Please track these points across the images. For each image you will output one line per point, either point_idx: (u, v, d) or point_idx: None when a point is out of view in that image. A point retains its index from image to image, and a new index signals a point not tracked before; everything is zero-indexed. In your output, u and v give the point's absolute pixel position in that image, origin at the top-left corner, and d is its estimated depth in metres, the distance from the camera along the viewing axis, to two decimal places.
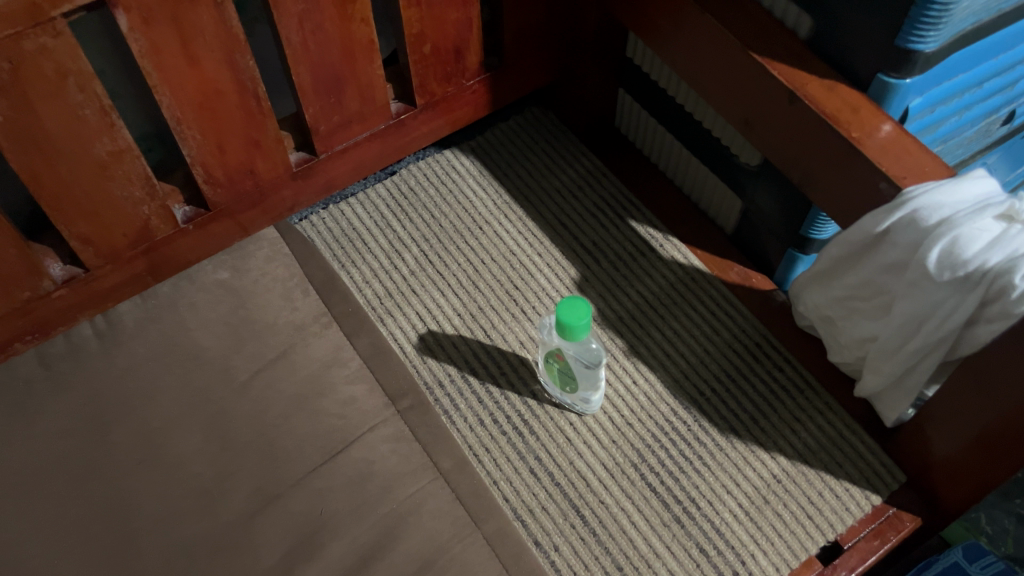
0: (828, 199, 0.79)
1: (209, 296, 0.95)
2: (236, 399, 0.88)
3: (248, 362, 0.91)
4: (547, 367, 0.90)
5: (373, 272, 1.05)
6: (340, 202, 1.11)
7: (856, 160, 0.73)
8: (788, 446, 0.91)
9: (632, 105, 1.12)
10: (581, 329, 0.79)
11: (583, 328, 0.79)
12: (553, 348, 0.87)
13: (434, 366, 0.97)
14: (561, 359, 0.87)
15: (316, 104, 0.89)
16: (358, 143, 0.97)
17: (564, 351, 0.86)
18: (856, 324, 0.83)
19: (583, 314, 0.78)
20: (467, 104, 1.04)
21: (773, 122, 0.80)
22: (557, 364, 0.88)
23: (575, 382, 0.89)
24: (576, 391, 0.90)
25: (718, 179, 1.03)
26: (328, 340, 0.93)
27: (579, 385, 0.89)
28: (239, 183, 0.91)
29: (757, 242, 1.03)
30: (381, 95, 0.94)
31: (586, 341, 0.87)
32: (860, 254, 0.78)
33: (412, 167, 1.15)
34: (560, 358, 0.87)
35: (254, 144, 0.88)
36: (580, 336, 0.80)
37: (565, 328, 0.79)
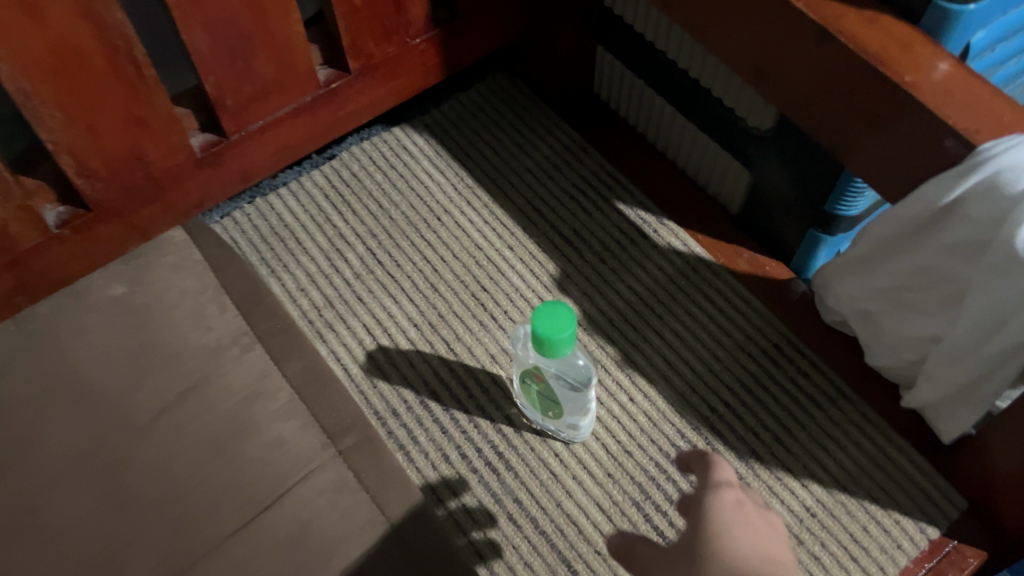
0: (871, 163, 0.62)
1: (101, 317, 0.76)
2: (135, 446, 0.69)
3: (151, 399, 0.72)
4: (524, 388, 0.73)
5: (311, 278, 0.87)
6: (268, 193, 0.93)
7: (912, 112, 0.56)
8: (822, 470, 0.74)
9: (613, 64, 0.94)
10: (564, 343, 0.61)
11: (568, 341, 0.61)
12: (530, 366, 0.70)
13: (387, 392, 0.80)
14: (542, 380, 0.69)
15: (217, 72, 0.70)
16: (279, 120, 0.79)
17: (544, 369, 0.69)
18: (905, 321, 0.66)
19: (568, 323, 0.61)
20: (413, 68, 0.85)
21: (795, 70, 0.63)
22: (538, 387, 0.70)
23: (559, 406, 0.71)
24: (560, 416, 0.73)
25: (719, 147, 0.86)
26: (251, 366, 0.74)
27: (563, 410, 0.72)
28: (125, 175, 0.72)
29: (769, 221, 0.86)
30: (304, 59, 0.75)
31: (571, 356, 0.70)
32: (914, 234, 0.61)
33: (355, 149, 0.96)
34: (540, 379, 0.69)
35: (140, 124, 0.69)
36: (564, 351, 0.62)
37: (543, 344, 0.61)
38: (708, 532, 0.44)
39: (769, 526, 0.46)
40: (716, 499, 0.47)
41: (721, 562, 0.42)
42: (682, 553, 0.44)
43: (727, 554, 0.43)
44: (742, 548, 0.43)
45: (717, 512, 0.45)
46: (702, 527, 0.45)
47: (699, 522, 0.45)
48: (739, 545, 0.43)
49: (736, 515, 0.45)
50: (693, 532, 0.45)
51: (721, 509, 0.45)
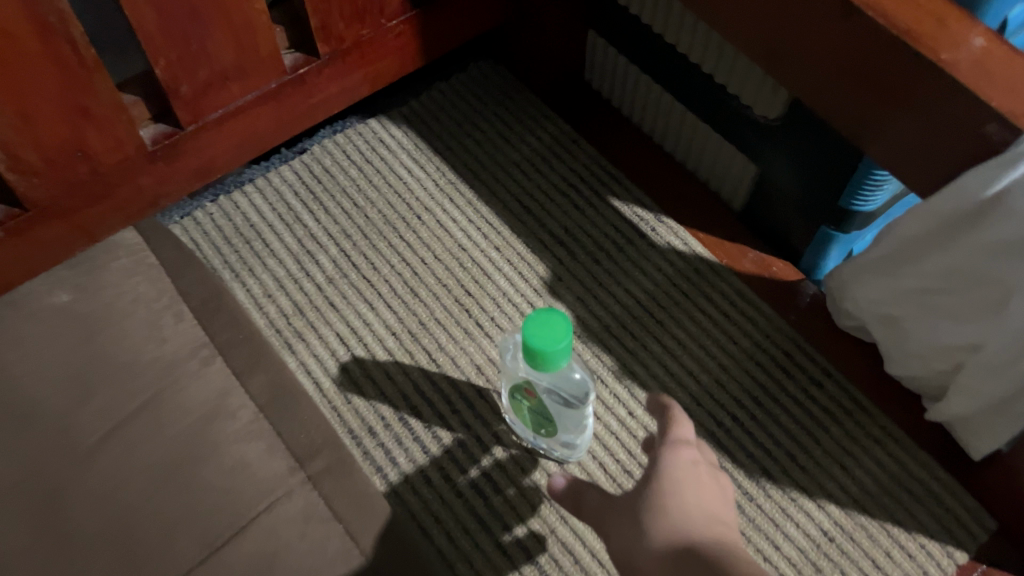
0: (901, 151, 0.55)
1: (43, 325, 0.66)
2: (78, 474, 0.60)
3: (96, 419, 0.62)
4: (514, 401, 0.66)
5: (278, 283, 0.80)
6: (233, 191, 0.85)
7: (951, 94, 0.49)
8: (839, 489, 0.68)
9: (607, 50, 0.87)
10: (561, 355, 0.54)
11: (563, 352, 0.54)
12: (521, 380, 0.62)
13: (363, 408, 0.73)
14: (535, 396, 0.62)
15: (169, 54, 0.62)
16: (241, 109, 0.71)
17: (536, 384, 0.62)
18: (935, 328, 0.61)
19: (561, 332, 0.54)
20: (389, 53, 0.78)
21: (816, 48, 0.56)
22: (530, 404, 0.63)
23: (553, 424, 0.65)
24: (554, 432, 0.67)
25: (722, 138, 0.79)
26: (210, 381, 0.66)
27: (557, 427, 0.65)
28: (66, 169, 0.64)
29: (775, 217, 0.80)
30: (267, 41, 0.67)
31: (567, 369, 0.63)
32: (950, 231, 0.56)
33: (327, 142, 0.89)
34: (532, 395, 0.62)
35: (80, 112, 0.62)
36: (560, 364, 0.55)
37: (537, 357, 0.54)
38: (660, 485, 0.49)
39: (716, 482, 0.51)
40: (673, 455, 0.52)
41: (669, 513, 0.47)
42: (636, 507, 0.49)
43: (675, 507, 0.48)
44: (687, 501, 0.48)
45: (670, 466, 0.51)
46: (656, 484, 0.50)
47: (655, 478, 0.50)
48: (687, 501, 0.48)
49: (689, 471, 0.50)
50: (649, 489, 0.50)
51: (676, 466, 0.51)
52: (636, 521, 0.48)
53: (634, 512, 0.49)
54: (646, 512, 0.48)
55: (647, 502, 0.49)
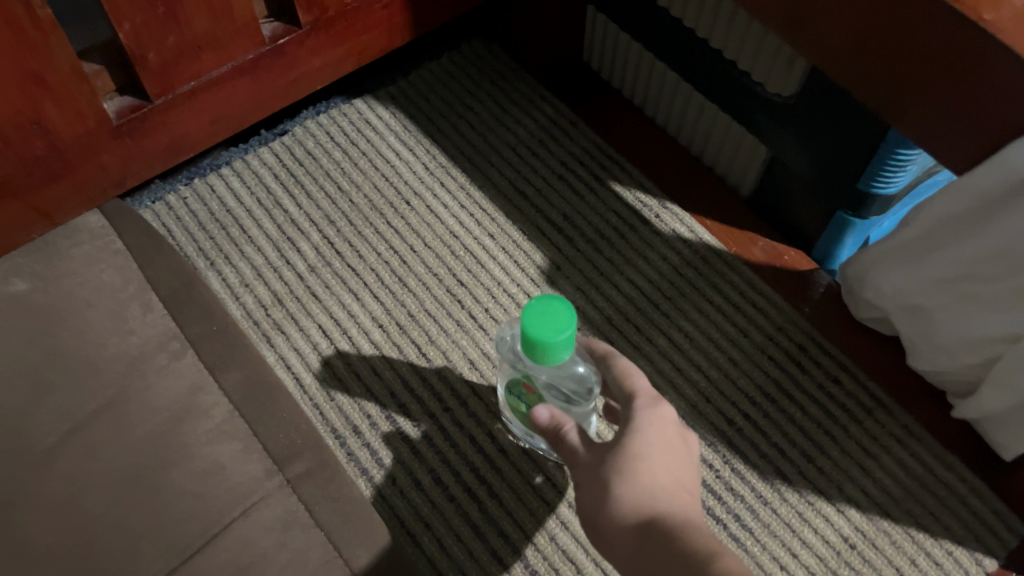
0: (933, 123, 0.51)
1: None
2: (30, 480, 0.54)
3: (52, 418, 0.56)
4: (510, 396, 0.59)
5: (256, 272, 0.74)
6: (209, 174, 0.80)
7: (995, 58, 0.45)
8: (859, 492, 0.63)
9: (606, 27, 0.82)
10: (563, 347, 0.49)
11: (567, 342, 0.49)
12: (520, 375, 0.56)
13: (347, 405, 0.68)
14: (535, 392, 0.56)
15: (134, 17, 0.57)
16: (215, 82, 0.66)
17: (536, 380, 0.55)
18: (967, 318, 0.56)
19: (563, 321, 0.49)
20: (376, 24, 0.72)
21: (840, 13, 0.52)
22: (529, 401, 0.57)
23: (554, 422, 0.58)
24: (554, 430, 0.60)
25: (731, 119, 0.75)
26: (180, 377, 0.61)
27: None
28: (21, 145, 0.59)
29: (788, 203, 0.75)
30: (243, 8, 0.62)
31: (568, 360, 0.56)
32: (987, 211, 0.52)
33: (310, 123, 0.83)
34: (532, 391, 0.56)
35: (36, 80, 0.56)
36: (563, 356, 0.50)
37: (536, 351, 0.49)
38: (634, 446, 0.45)
39: (686, 443, 0.47)
40: (648, 412, 0.47)
41: (639, 480, 0.43)
42: (601, 466, 0.45)
43: (646, 474, 0.44)
44: (658, 468, 0.44)
45: (646, 426, 0.46)
46: (629, 442, 0.45)
47: (629, 431, 0.46)
48: (658, 467, 0.44)
49: (665, 432, 0.46)
50: (623, 443, 0.45)
51: (653, 426, 0.46)
52: (602, 483, 0.44)
53: (599, 470, 0.45)
54: (614, 470, 0.44)
55: (617, 461, 0.44)
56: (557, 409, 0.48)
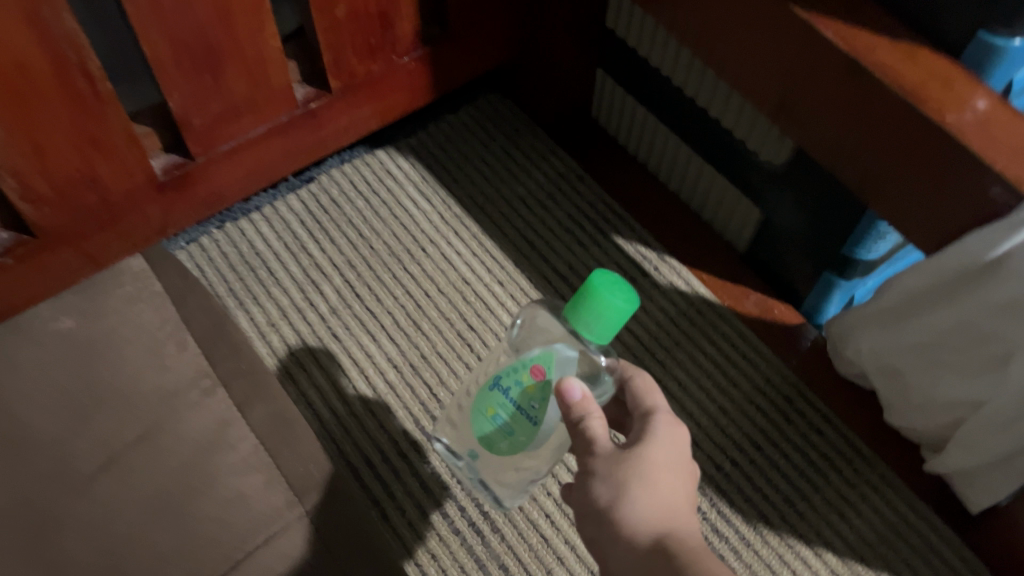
0: (906, 203, 0.55)
1: (43, 353, 0.65)
2: (71, 506, 0.59)
3: (94, 447, 0.62)
4: (492, 391, 0.49)
5: (282, 312, 0.80)
6: (239, 217, 0.85)
7: (952, 154, 0.50)
8: (836, 537, 0.68)
9: (614, 89, 0.88)
10: (609, 317, 0.44)
11: (613, 321, 0.44)
12: (529, 357, 0.47)
13: (363, 441, 0.73)
14: (541, 382, 0.47)
15: (182, 87, 0.63)
16: (251, 142, 0.72)
17: (548, 367, 0.47)
18: (937, 382, 0.61)
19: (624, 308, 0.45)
20: (401, 89, 0.79)
21: (822, 102, 0.57)
22: (524, 394, 0.47)
23: (535, 433, 0.48)
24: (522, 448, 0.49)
25: (727, 181, 0.80)
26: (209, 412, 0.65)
27: (534, 442, 0.48)
28: (75, 199, 0.65)
29: (779, 261, 0.80)
30: (279, 75, 0.68)
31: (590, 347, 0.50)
32: (952, 289, 0.57)
33: (336, 171, 0.89)
34: (538, 379, 0.47)
35: (92, 142, 0.62)
36: (604, 331, 0.44)
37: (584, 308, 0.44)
38: (652, 451, 0.44)
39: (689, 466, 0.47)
40: (670, 427, 0.46)
41: (654, 491, 0.42)
42: None
43: (661, 487, 0.43)
44: (672, 482, 0.43)
45: (666, 437, 0.45)
46: None
47: None
48: (672, 484, 0.44)
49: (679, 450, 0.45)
50: None
51: (670, 440, 0.45)
52: None
53: None
54: (632, 474, 0.43)
55: (636, 464, 0.43)
56: (588, 394, 0.45)
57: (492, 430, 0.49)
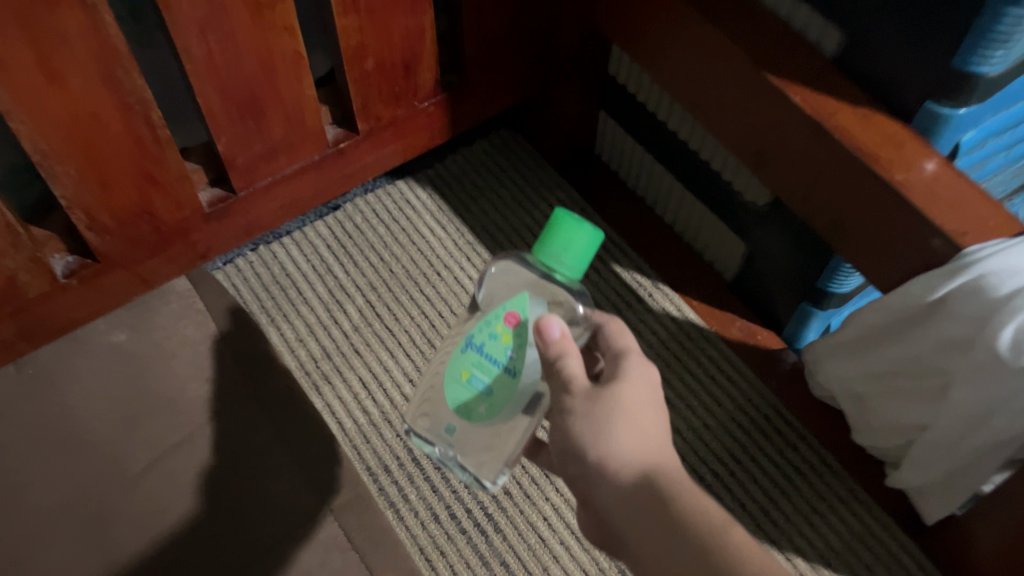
0: (864, 248, 0.63)
1: (96, 364, 0.73)
2: (123, 502, 0.67)
3: (144, 449, 0.70)
4: (465, 352, 0.50)
5: (309, 328, 0.88)
6: (272, 242, 0.94)
7: (901, 208, 0.58)
8: (807, 544, 0.75)
9: (615, 129, 0.96)
10: (573, 246, 0.49)
11: (575, 253, 0.49)
12: (502, 304, 0.49)
13: (380, 448, 0.81)
14: (515, 327, 0.49)
15: (229, 131, 0.72)
16: (287, 178, 0.80)
17: (523, 311, 0.49)
18: (894, 407, 0.68)
19: (591, 248, 0.50)
20: (421, 129, 0.87)
21: (794, 157, 0.65)
22: (499, 345, 0.49)
23: (514, 385, 0.49)
24: (501, 409, 0.50)
25: (715, 217, 0.88)
26: (238, 422, 0.71)
27: (513, 399, 0.49)
28: (132, 228, 0.73)
29: (762, 292, 0.88)
30: (314, 119, 0.77)
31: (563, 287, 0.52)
32: (903, 326, 0.64)
33: (360, 200, 0.97)
34: (513, 323, 0.49)
35: (149, 180, 0.71)
36: (567, 261, 0.49)
37: (552, 233, 0.50)
38: (626, 392, 0.48)
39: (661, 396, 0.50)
40: (644, 366, 0.50)
41: (631, 432, 0.47)
42: None
43: (637, 428, 0.47)
44: (646, 423, 0.47)
45: (643, 377, 0.49)
46: None
47: None
48: (649, 421, 0.48)
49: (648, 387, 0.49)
50: None
51: (641, 378, 0.49)
52: None
53: None
54: (611, 418, 0.47)
55: (618, 404, 0.47)
56: (566, 333, 0.48)
57: (469, 395, 0.50)
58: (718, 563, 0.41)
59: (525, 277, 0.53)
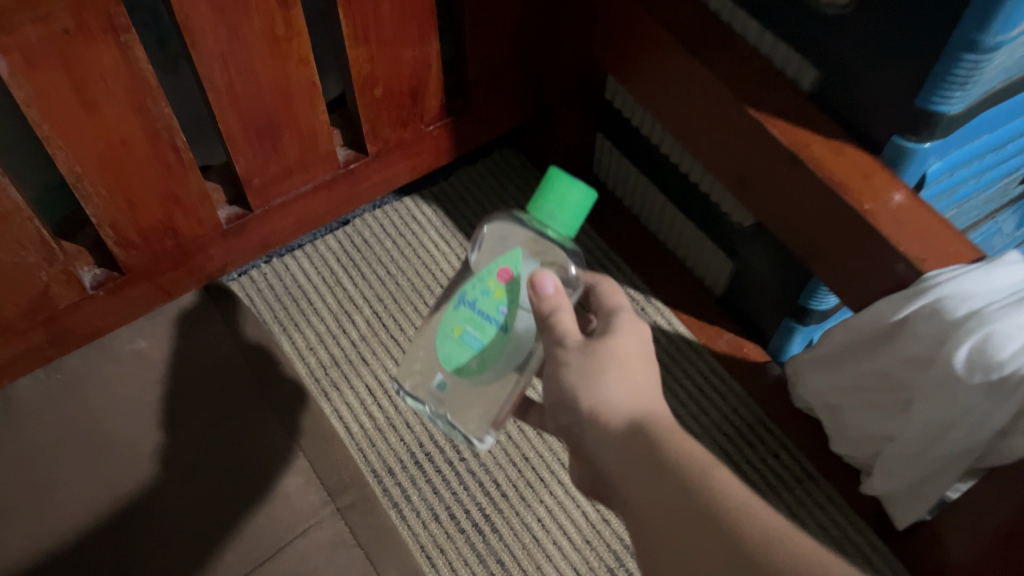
0: (836, 270, 0.68)
1: (121, 368, 0.84)
2: (146, 497, 0.77)
3: (164, 451, 0.79)
4: (459, 309, 0.53)
5: (319, 337, 0.93)
6: (285, 255, 0.99)
7: (868, 234, 0.62)
8: None
9: (611, 150, 1.00)
10: (565, 204, 0.53)
11: (567, 211, 0.53)
12: (497, 260, 0.53)
13: (385, 451, 0.86)
14: (508, 283, 0.53)
15: (247, 153, 0.77)
16: (300, 196, 0.85)
17: (515, 268, 0.53)
18: (866, 418, 0.73)
19: (584, 207, 0.54)
20: (427, 150, 0.92)
21: (772, 185, 0.70)
22: (492, 301, 0.52)
23: (504, 340, 0.53)
24: (494, 362, 0.54)
25: (704, 236, 0.92)
26: (258, 425, 0.82)
27: (505, 352, 0.53)
28: (156, 243, 0.79)
29: (748, 308, 0.92)
30: (326, 141, 0.82)
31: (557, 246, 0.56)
32: (872, 344, 0.68)
33: (369, 216, 1.03)
34: (506, 279, 0.52)
35: (173, 199, 0.76)
36: (559, 218, 0.53)
37: (550, 187, 0.53)
38: (615, 343, 0.51)
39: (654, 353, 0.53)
40: (634, 322, 0.53)
41: (620, 381, 0.49)
42: None
43: (627, 379, 0.49)
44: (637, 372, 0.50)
45: (632, 332, 0.52)
46: None
47: None
48: (640, 371, 0.50)
49: (639, 341, 0.52)
50: None
51: (632, 333, 0.52)
52: None
53: None
54: (600, 366, 0.49)
55: (608, 354, 0.50)
56: (559, 289, 0.51)
57: (462, 351, 0.54)
58: (700, 499, 0.41)
59: (518, 236, 0.56)
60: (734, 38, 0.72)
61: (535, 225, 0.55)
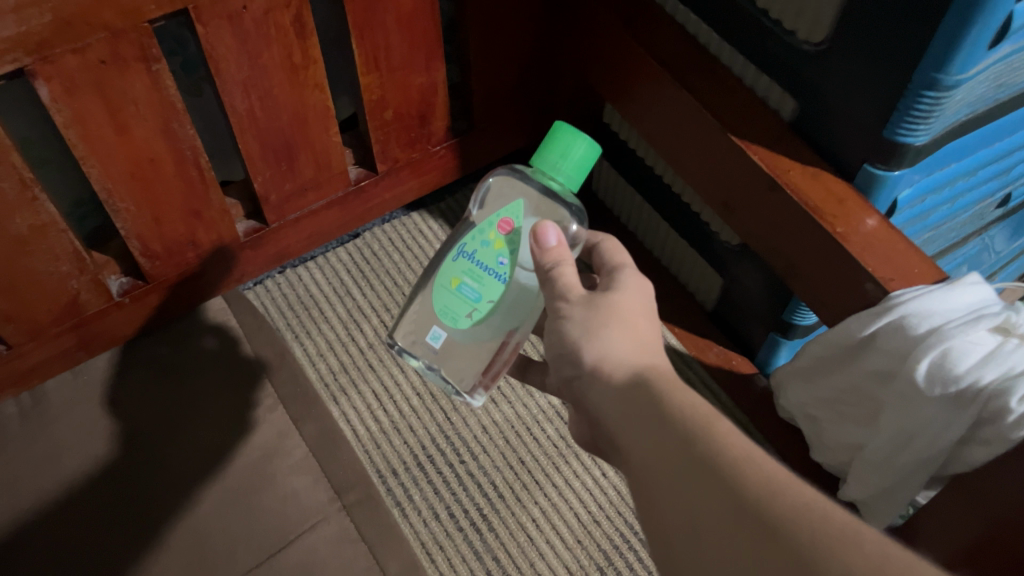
0: (812, 288, 0.73)
1: (140, 373, 0.92)
2: (166, 489, 0.86)
3: (183, 450, 0.88)
4: (458, 260, 0.56)
5: (329, 344, 0.98)
6: (298, 266, 1.05)
7: (840, 256, 0.67)
8: None
9: (609, 170, 1.06)
10: (569, 156, 0.57)
11: (572, 163, 0.57)
12: (500, 211, 0.56)
13: (389, 452, 0.91)
14: (509, 234, 0.55)
15: (264, 171, 0.82)
16: (313, 212, 0.91)
17: (517, 219, 0.55)
18: (842, 428, 0.77)
19: (586, 161, 0.58)
20: (434, 168, 0.98)
21: (752, 208, 0.75)
22: (492, 251, 0.55)
23: (501, 288, 0.55)
24: (491, 314, 0.56)
25: (695, 253, 0.97)
26: (272, 427, 0.90)
27: (501, 303, 0.56)
28: (178, 254, 0.85)
29: (736, 323, 0.97)
30: (339, 160, 0.87)
31: (559, 201, 0.58)
32: (845, 358, 0.73)
33: (378, 230, 1.08)
34: (507, 230, 0.55)
35: (195, 214, 0.82)
36: (564, 170, 0.57)
37: (555, 141, 0.57)
38: (617, 298, 0.52)
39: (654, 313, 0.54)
40: (635, 278, 0.55)
41: (624, 335, 0.50)
42: None
43: (629, 332, 0.50)
44: (638, 326, 0.51)
45: (634, 288, 0.54)
46: None
47: None
48: (640, 324, 0.52)
49: (640, 298, 0.53)
50: None
51: (633, 288, 0.54)
52: None
53: None
54: (604, 319, 0.51)
55: (611, 308, 0.51)
56: (561, 243, 0.53)
57: (459, 300, 0.57)
58: (703, 452, 0.41)
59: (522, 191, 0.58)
60: (722, 71, 0.77)
61: (539, 178, 0.58)
